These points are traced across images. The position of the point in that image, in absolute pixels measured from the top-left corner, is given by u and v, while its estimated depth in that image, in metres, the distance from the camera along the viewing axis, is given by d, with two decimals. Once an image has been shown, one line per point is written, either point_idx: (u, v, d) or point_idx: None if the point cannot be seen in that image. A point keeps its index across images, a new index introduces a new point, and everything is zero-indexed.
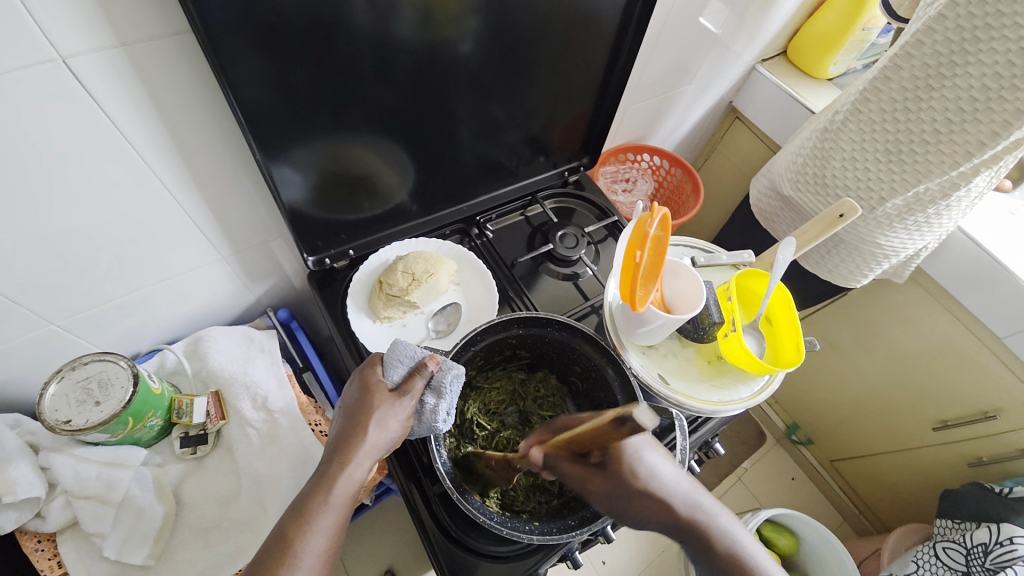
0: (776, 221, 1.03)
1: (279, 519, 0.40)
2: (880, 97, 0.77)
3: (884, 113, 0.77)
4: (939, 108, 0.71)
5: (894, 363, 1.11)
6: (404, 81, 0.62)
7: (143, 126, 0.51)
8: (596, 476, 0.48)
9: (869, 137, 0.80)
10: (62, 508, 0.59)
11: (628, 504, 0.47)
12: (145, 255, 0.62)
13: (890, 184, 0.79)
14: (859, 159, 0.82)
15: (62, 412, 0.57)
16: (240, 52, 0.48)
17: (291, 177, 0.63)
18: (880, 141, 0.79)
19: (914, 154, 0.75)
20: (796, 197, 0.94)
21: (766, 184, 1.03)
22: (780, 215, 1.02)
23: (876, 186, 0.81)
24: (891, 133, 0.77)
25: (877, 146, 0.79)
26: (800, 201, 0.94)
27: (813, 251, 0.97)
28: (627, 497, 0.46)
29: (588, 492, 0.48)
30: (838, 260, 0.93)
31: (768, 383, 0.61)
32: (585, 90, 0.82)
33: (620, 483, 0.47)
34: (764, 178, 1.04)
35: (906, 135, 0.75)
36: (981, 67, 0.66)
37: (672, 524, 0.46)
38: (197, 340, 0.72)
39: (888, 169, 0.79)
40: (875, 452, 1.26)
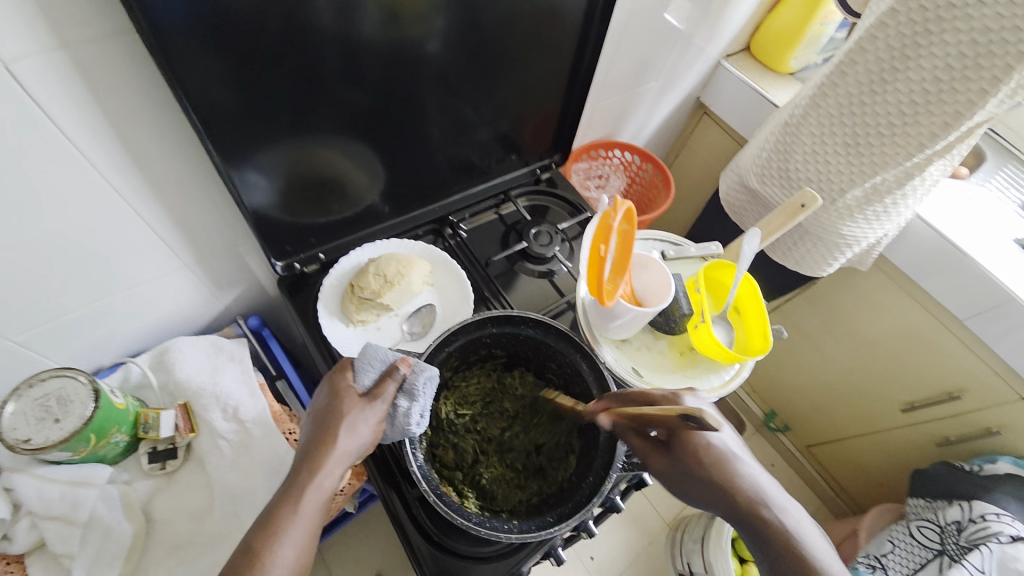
0: (745, 214, 1.06)
1: (247, 532, 0.39)
2: (838, 91, 0.79)
3: (842, 106, 0.80)
4: (893, 101, 0.74)
5: (862, 346, 1.15)
6: (371, 81, 0.61)
7: (95, 133, 0.49)
8: (658, 454, 0.52)
9: (828, 130, 0.82)
10: (29, 528, 0.56)
11: (688, 479, 0.50)
12: (105, 265, 0.60)
13: (850, 176, 0.82)
14: (820, 151, 0.84)
15: (21, 431, 0.54)
16: (193, 54, 0.47)
17: (256, 181, 0.62)
18: (840, 134, 0.81)
19: (871, 146, 0.78)
20: (762, 190, 0.96)
21: (733, 179, 1.04)
22: (748, 208, 1.04)
23: (836, 178, 0.84)
24: (849, 126, 0.80)
25: (836, 138, 0.82)
26: (766, 194, 0.96)
27: (780, 241, 0.99)
28: (687, 474, 0.50)
29: (650, 467, 0.52)
30: (805, 250, 0.96)
31: (738, 371, 0.62)
32: (554, 87, 0.83)
33: (681, 460, 0.51)
34: (731, 172, 1.06)
35: (863, 127, 0.78)
36: (933, 59, 0.69)
37: (734, 507, 0.47)
38: (163, 352, 0.70)
39: (848, 161, 0.81)
40: (847, 435, 1.30)
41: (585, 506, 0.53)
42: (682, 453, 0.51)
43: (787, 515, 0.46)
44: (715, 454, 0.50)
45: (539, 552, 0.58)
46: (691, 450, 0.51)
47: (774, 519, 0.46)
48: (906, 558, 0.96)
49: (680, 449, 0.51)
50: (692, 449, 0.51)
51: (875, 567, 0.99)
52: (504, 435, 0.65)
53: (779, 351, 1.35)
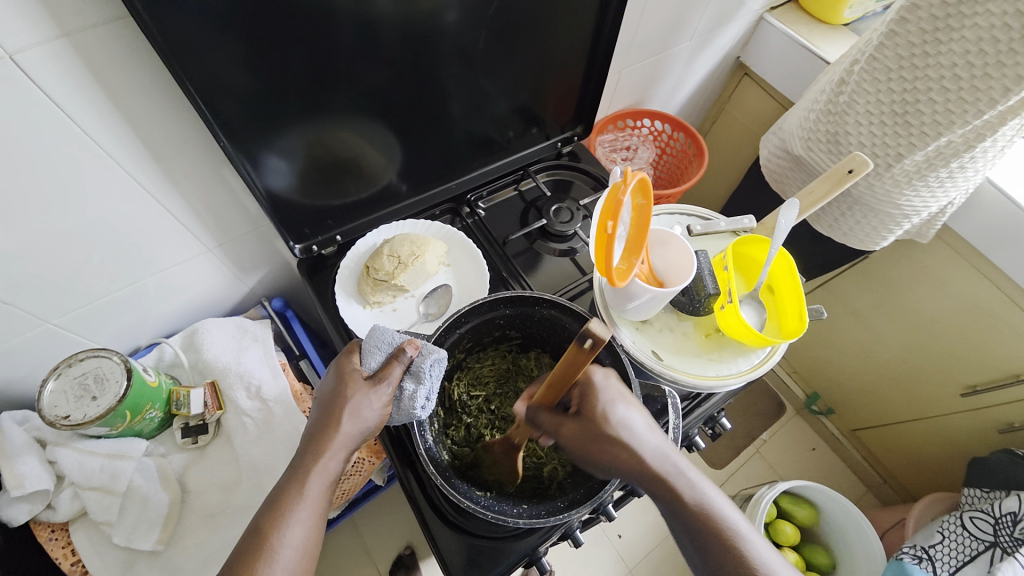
0: (787, 182, 0.98)
1: (255, 515, 0.40)
2: (897, 42, 0.69)
3: (903, 61, 0.70)
4: (958, 52, 0.64)
5: (920, 327, 1.06)
6: (381, 57, 0.59)
7: (105, 122, 0.50)
8: (568, 423, 0.48)
9: (885, 88, 0.73)
10: (71, 499, 0.61)
11: (597, 453, 0.46)
12: (128, 251, 0.62)
13: (908, 138, 0.73)
14: (875, 111, 0.75)
15: (61, 408, 0.58)
16: (196, 40, 0.47)
17: (277, 164, 0.62)
18: (897, 90, 0.72)
19: (933, 105, 0.69)
20: (807, 156, 0.88)
21: (776, 143, 0.96)
22: (790, 175, 0.96)
23: (894, 141, 0.75)
24: (909, 82, 0.70)
25: (894, 96, 0.72)
26: (813, 160, 0.88)
27: (827, 213, 0.91)
28: (595, 442, 0.46)
29: (560, 437, 0.48)
30: (854, 222, 0.88)
31: (769, 355, 0.58)
32: (575, 55, 0.78)
33: (589, 428, 0.47)
34: (774, 136, 0.97)
35: (925, 83, 0.69)
36: (1003, 4, 0.59)
37: (644, 475, 0.46)
38: (192, 333, 0.72)
39: (905, 122, 0.73)
40: (897, 420, 1.22)
41: (596, 492, 0.51)
42: (591, 420, 0.47)
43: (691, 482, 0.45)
44: (617, 425, 0.47)
45: (554, 533, 0.58)
46: (595, 421, 0.47)
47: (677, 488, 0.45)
48: (954, 550, 0.89)
49: (586, 415, 0.47)
50: (596, 419, 0.47)
51: (922, 558, 0.91)
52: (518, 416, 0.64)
53: (826, 331, 1.26)
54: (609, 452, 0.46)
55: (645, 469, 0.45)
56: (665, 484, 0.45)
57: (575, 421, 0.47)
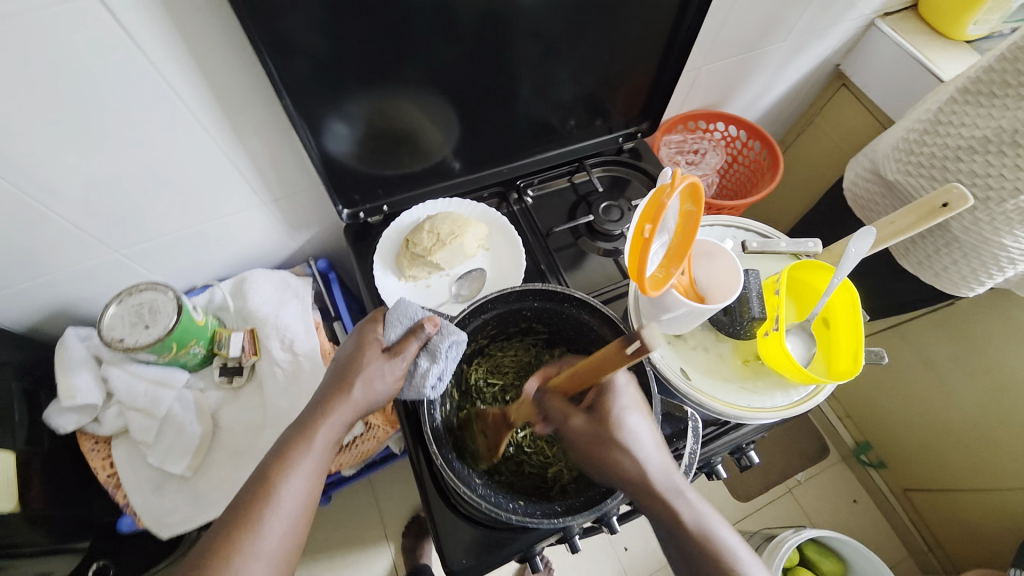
0: (872, 210, 0.89)
1: (264, 459, 0.44)
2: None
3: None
4: None
5: (1004, 389, 0.93)
6: (457, 33, 0.59)
7: (181, 70, 0.52)
8: (576, 416, 0.46)
9: (1007, 111, 0.64)
10: (116, 416, 0.67)
11: (600, 454, 0.44)
12: (193, 195, 0.66)
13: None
14: (990, 136, 0.66)
15: (117, 331, 0.63)
16: (278, 3, 0.48)
17: (342, 130, 0.64)
18: (1021, 114, 0.63)
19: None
20: (900, 182, 0.80)
21: (866, 165, 0.88)
22: (878, 202, 0.87)
23: (1008, 173, 0.65)
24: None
25: (1016, 121, 0.63)
26: (908, 187, 0.79)
27: (913, 250, 0.82)
28: (600, 441, 0.44)
29: (567, 428, 0.46)
30: (949, 262, 0.78)
31: (812, 394, 0.53)
32: (651, 45, 0.73)
33: (598, 425, 0.45)
34: (864, 158, 0.89)
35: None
36: None
37: (639, 489, 0.43)
38: (241, 281, 0.77)
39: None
40: (957, 487, 1.09)
41: (597, 502, 0.49)
42: (601, 419, 0.45)
43: (692, 508, 0.43)
44: (627, 430, 0.45)
45: (551, 532, 0.57)
46: (605, 423, 0.45)
47: (671, 506, 0.43)
48: None
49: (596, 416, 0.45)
50: (607, 420, 0.45)
51: None
52: None
53: (891, 376, 1.15)
54: (612, 458, 0.44)
55: (646, 482, 0.43)
56: (657, 495, 0.43)
57: (587, 416, 0.45)
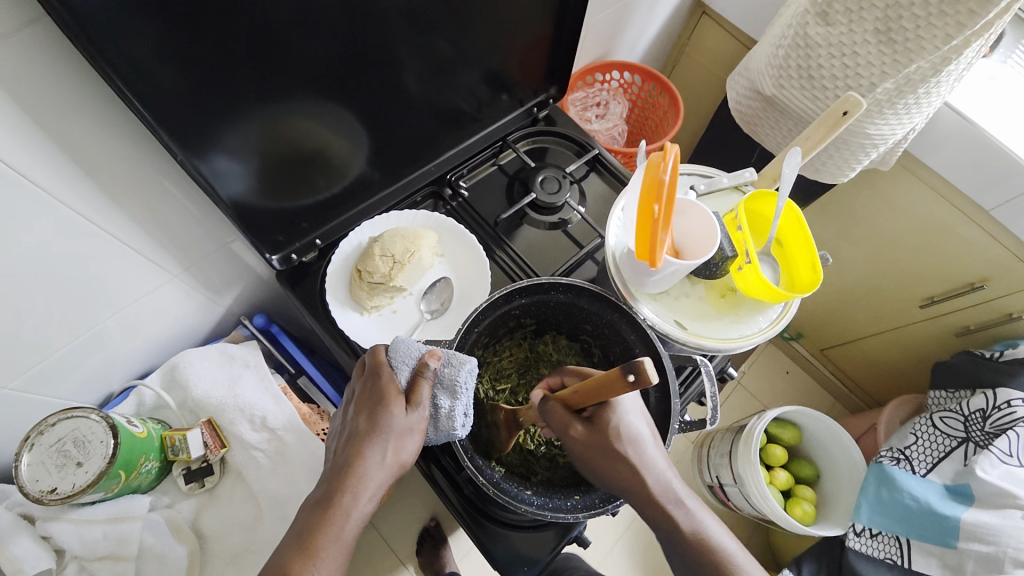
0: (759, 125, 0.98)
1: (281, 558, 0.39)
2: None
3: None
4: None
5: (882, 248, 1.12)
6: (326, 28, 0.51)
7: (25, 148, 0.41)
8: (579, 427, 0.47)
9: (856, 17, 0.72)
10: (77, 573, 0.55)
11: (601, 463, 0.46)
12: (83, 291, 0.54)
13: (882, 66, 0.73)
14: (848, 41, 0.75)
15: (44, 481, 0.51)
16: (131, 28, 0.39)
17: (228, 167, 0.54)
18: (869, 18, 0.71)
19: (906, 31, 0.69)
20: (779, 95, 0.88)
21: (744, 83, 0.96)
22: (761, 117, 0.96)
23: (866, 71, 0.75)
24: (881, 9, 0.70)
25: (866, 26, 0.72)
26: (786, 100, 0.88)
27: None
28: (601, 450, 0.46)
29: (566, 439, 0.48)
30: (829, 156, 0.89)
31: (785, 310, 0.58)
32: (545, 8, 0.72)
33: (599, 436, 0.47)
34: (741, 76, 0.97)
35: (895, 9, 0.69)
36: None
37: (639, 496, 0.46)
38: (172, 369, 0.65)
39: (878, 51, 0.73)
40: (862, 335, 1.31)
41: None
42: (602, 428, 0.47)
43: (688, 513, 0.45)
44: (622, 438, 0.47)
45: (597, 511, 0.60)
46: (604, 430, 0.47)
47: (667, 510, 0.45)
48: (930, 448, 0.94)
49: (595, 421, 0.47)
50: (609, 429, 0.47)
51: (899, 458, 0.96)
52: None
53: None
54: (612, 467, 0.46)
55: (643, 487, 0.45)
56: (647, 498, 0.45)
57: (587, 426, 0.47)
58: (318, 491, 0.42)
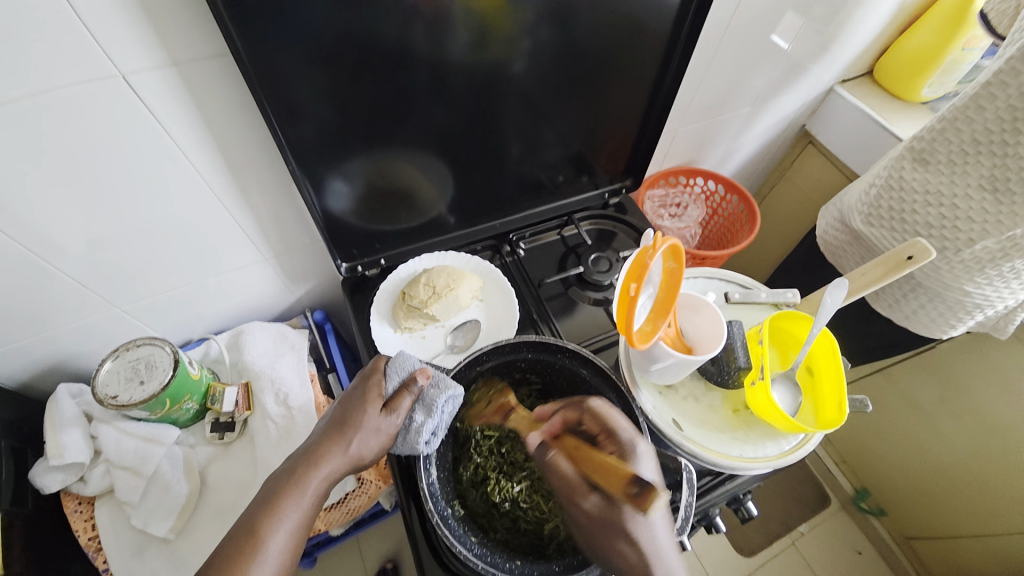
0: (843, 258, 0.94)
1: (249, 507, 0.43)
2: (974, 126, 0.65)
3: (979, 143, 0.66)
4: None
5: (992, 432, 0.94)
6: (455, 98, 0.63)
7: (191, 136, 0.55)
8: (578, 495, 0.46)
9: (961, 169, 0.69)
10: (102, 475, 0.66)
11: (604, 541, 0.43)
12: (196, 250, 0.68)
13: (983, 225, 0.68)
14: (948, 191, 0.71)
15: (111, 387, 0.63)
16: (290, 73, 0.52)
17: (342, 188, 0.68)
18: (973, 172, 0.67)
19: (1014, 194, 0.64)
20: (867, 232, 0.84)
21: (835, 215, 0.93)
22: (847, 251, 0.92)
23: (964, 226, 0.70)
24: (988, 166, 0.66)
25: (970, 180, 0.68)
26: (875, 239, 0.83)
27: (885, 293, 0.86)
28: (600, 524, 0.44)
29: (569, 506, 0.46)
30: (917, 305, 0.82)
31: (801, 443, 0.54)
32: (632, 109, 0.80)
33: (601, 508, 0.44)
34: (834, 208, 0.94)
35: (1004, 170, 0.64)
36: None
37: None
38: (238, 334, 0.78)
39: (980, 208, 0.68)
40: (956, 533, 1.07)
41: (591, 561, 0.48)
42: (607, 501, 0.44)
43: None
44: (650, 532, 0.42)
45: None
46: (610, 511, 0.44)
47: None
48: None
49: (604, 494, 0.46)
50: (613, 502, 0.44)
51: None
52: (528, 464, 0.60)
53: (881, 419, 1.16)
54: (616, 548, 0.42)
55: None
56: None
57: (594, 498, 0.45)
58: (287, 464, 0.46)
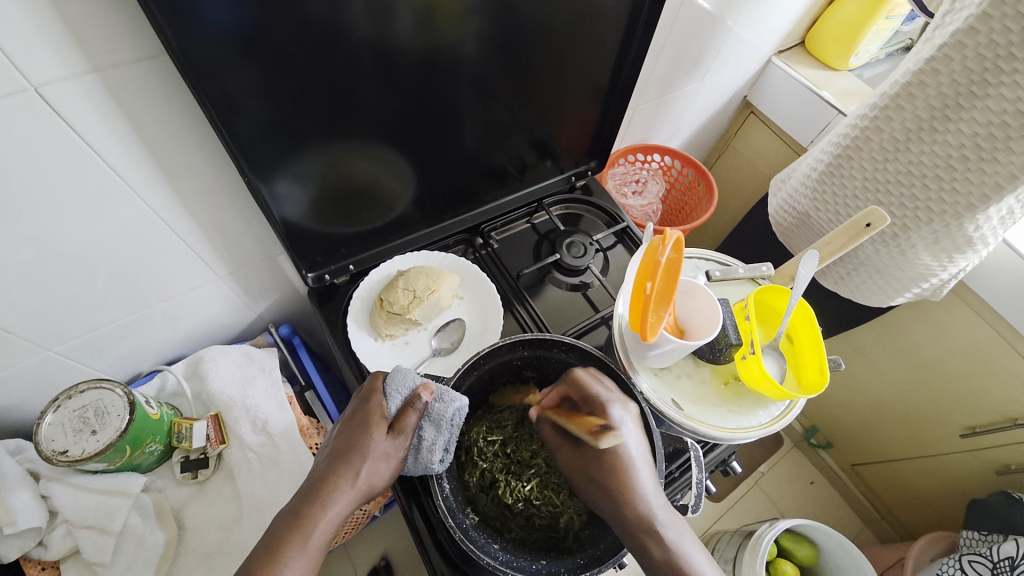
0: (793, 239, 0.95)
1: (250, 558, 0.39)
2: (904, 116, 0.68)
3: (908, 133, 0.69)
4: (968, 133, 0.63)
5: (922, 366, 1.06)
6: (403, 84, 0.58)
7: (123, 151, 0.48)
8: (565, 446, 0.55)
9: (891, 157, 0.72)
10: (64, 537, 0.58)
11: (585, 484, 0.52)
12: (139, 276, 0.61)
13: (912, 211, 0.72)
14: (882, 178, 0.74)
15: (58, 442, 0.56)
16: (224, 62, 0.45)
17: (292, 191, 0.61)
18: (899, 160, 0.71)
19: (942, 181, 0.67)
20: (814, 215, 0.86)
21: (782, 200, 0.93)
22: (796, 233, 0.93)
23: (897, 211, 0.74)
24: (912, 155, 0.69)
25: (900, 168, 0.71)
26: (817, 218, 0.86)
27: (835, 269, 0.87)
28: (586, 471, 0.52)
29: (558, 457, 0.56)
30: (862, 279, 0.84)
31: (790, 408, 0.57)
32: (594, 90, 0.79)
33: (584, 459, 0.53)
34: (779, 193, 0.94)
35: (931, 159, 0.67)
36: (1002, 101, 0.59)
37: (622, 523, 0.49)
38: (196, 361, 0.71)
39: (911, 195, 0.71)
40: (899, 457, 1.21)
41: (614, 550, 0.51)
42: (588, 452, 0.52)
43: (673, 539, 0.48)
44: (628, 464, 0.50)
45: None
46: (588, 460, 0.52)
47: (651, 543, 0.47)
48: None
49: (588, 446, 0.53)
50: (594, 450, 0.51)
51: None
52: (534, 461, 0.59)
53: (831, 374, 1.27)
54: (589, 489, 0.52)
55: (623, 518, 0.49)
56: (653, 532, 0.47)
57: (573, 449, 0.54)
58: (292, 504, 0.43)
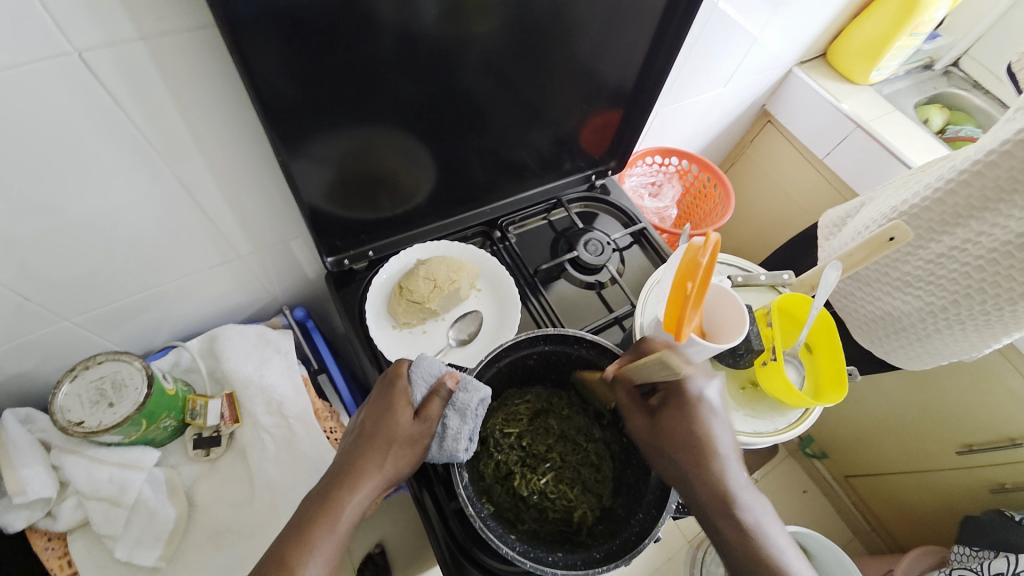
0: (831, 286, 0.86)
1: (279, 539, 0.40)
2: (970, 191, 0.61)
3: (973, 210, 0.62)
4: (1016, 227, 0.58)
5: (925, 385, 1.07)
6: (433, 73, 0.58)
7: (159, 123, 0.48)
8: (641, 415, 0.54)
9: (947, 232, 0.65)
10: (74, 508, 0.58)
11: (660, 454, 0.52)
12: (161, 250, 0.60)
13: (965, 288, 0.65)
14: (935, 251, 0.67)
15: (74, 413, 0.55)
16: (265, 37, 0.45)
17: (314, 173, 0.60)
18: (958, 234, 0.64)
19: (986, 270, 0.62)
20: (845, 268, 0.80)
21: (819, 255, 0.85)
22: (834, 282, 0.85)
23: (937, 292, 0.68)
24: (974, 231, 0.62)
25: (943, 249, 0.66)
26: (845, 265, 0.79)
27: (872, 327, 0.80)
28: (663, 441, 0.52)
29: (628, 424, 0.54)
30: (900, 344, 0.76)
31: (805, 416, 0.58)
32: (621, 89, 0.79)
33: (664, 428, 0.52)
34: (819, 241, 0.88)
35: (977, 245, 0.62)
36: None
37: (704, 501, 0.48)
38: (213, 339, 0.71)
39: (952, 279, 0.66)
40: (892, 470, 1.23)
41: (631, 547, 0.51)
42: (668, 423, 0.52)
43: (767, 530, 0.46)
44: (714, 444, 0.50)
45: None
46: (668, 432, 0.51)
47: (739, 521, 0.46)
48: None
49: (669, 419, 0.52)
50: (687, 425, 0.51)
51: None
52: (549, 455, 0.59)
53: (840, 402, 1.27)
54: (667, 462, 0.51)
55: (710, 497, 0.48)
56: (733, 508, 0.47)
57: (648, 420, 0.53)
58: (318, 487, 0.44)
